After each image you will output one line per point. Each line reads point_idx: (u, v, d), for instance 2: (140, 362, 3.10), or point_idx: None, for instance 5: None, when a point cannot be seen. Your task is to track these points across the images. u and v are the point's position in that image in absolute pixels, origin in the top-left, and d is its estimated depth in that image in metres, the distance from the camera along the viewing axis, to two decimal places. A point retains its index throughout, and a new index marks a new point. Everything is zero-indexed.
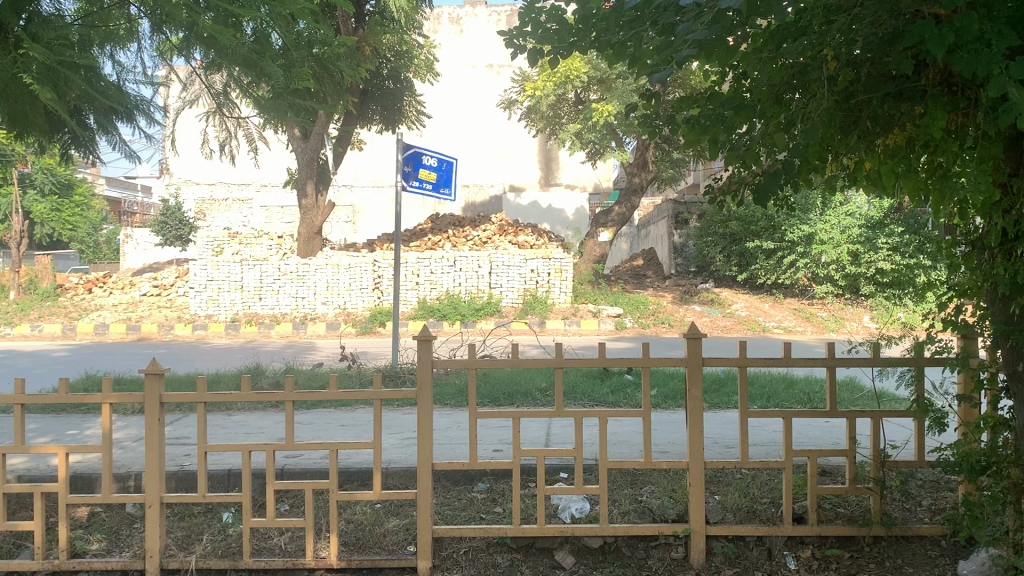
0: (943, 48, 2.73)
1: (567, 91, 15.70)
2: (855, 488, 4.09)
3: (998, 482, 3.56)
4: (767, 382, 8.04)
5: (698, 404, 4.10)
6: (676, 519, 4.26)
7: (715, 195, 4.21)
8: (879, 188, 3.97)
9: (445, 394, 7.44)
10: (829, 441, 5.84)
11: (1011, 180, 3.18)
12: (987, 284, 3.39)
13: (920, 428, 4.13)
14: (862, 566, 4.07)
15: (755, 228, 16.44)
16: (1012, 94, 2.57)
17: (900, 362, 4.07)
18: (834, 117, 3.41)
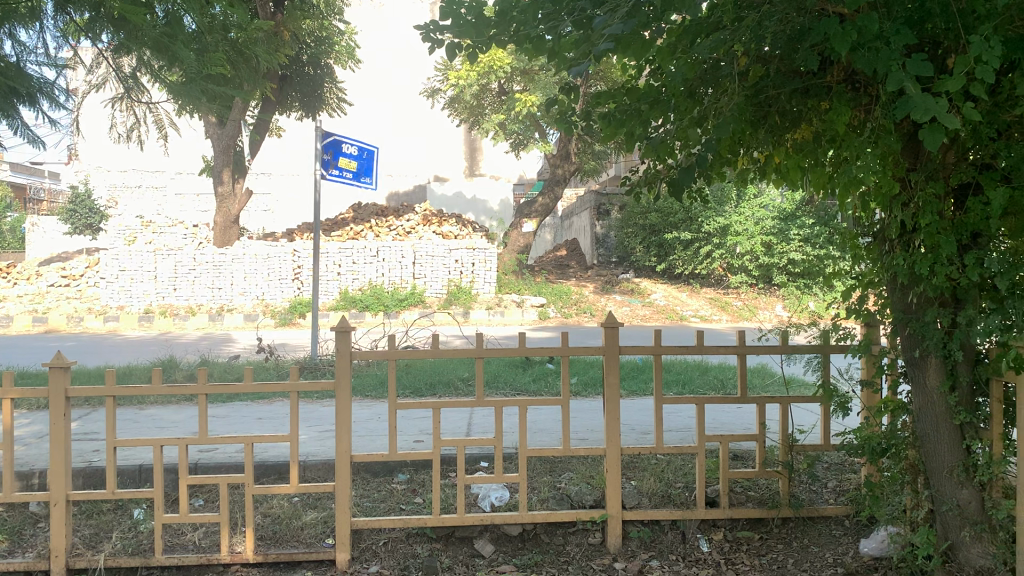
0: (846, 45, 2.81)
1: (490, 81, 15.69)
2: (765, 471, 4.24)
3: (896, 463, 3.75)
4: (682, 369, 8.22)
5: (615, 392, 4.17)
6: (594, 505, 4.33)
7: (630, 186, 4.27)
8: (789, 182, 4.10)
9: (367, 385, 7.38)
10: (740, 426, 6.04)
11: (909, 174, 3.32)
12: (887, 273, 3.54)
13: (825, 413, 4.28)
14: (771, 547, 4.21)
15: (673, 219, 16.80)
16: (908, 89, 2.64)
17: (807, 350, 4.21)
18: (745, 112, 3.52)
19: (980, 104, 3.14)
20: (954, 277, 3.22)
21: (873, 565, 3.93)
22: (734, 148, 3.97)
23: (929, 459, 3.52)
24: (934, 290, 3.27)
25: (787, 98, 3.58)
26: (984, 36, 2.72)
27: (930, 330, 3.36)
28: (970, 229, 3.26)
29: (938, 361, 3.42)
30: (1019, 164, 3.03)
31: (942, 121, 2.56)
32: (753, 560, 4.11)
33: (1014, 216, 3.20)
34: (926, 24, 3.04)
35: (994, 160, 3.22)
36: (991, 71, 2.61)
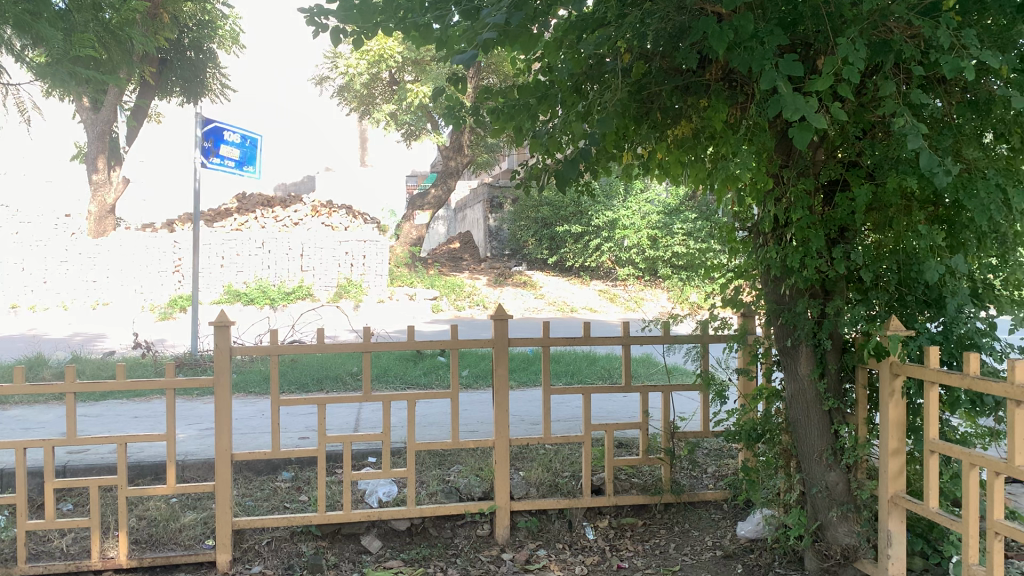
0: (723, 44, 2.86)
1: (381, 70, 15.40)
2: (648, 458, 4.36)
3: (771, 448, 3.92)
4: (571, 361, 8.33)
5: (504, 383, 4.19)
6: (482, 496, 4.33)
7: (519, 179, 4.29)
8: (671, 177, 4.21)
9: (250, 381, 7.18)
10: (625, 414, 6.19)
11: (781, 171, 3.47)
12: (761, 265, 3.68)
13: (704, 401, 4.43)
14: (654, 532, 4.33)
15: (564, 212, 17.05)
16: (780, 87, 2.71)
17: (687, 339, 4.35)
18: (628, 107, 3.61)
19: (847, 104, 3.30)
20: (822, 269, 3.37)
21: (749, 547, 4.08)
22: (619, 144, 4.05)
23: (799, 444, 3.68)
24: (804, 282, 3.42)
25: (668, 94, 3.68)
26: (850, 39, 2.84)
27: (801, 320, 3.51)
28: (836, 224, 3.42)
29: (808, 349, 3.58)
30: (883, 163, 3.20)
31: (812, 121, 2.63)
32: (637, 546, 4.21)
33: (878, 212, 3.37)
34: (798, 26, 3.17)
35: (859, 158, 3.39)
36: (857, 72, 2.71)
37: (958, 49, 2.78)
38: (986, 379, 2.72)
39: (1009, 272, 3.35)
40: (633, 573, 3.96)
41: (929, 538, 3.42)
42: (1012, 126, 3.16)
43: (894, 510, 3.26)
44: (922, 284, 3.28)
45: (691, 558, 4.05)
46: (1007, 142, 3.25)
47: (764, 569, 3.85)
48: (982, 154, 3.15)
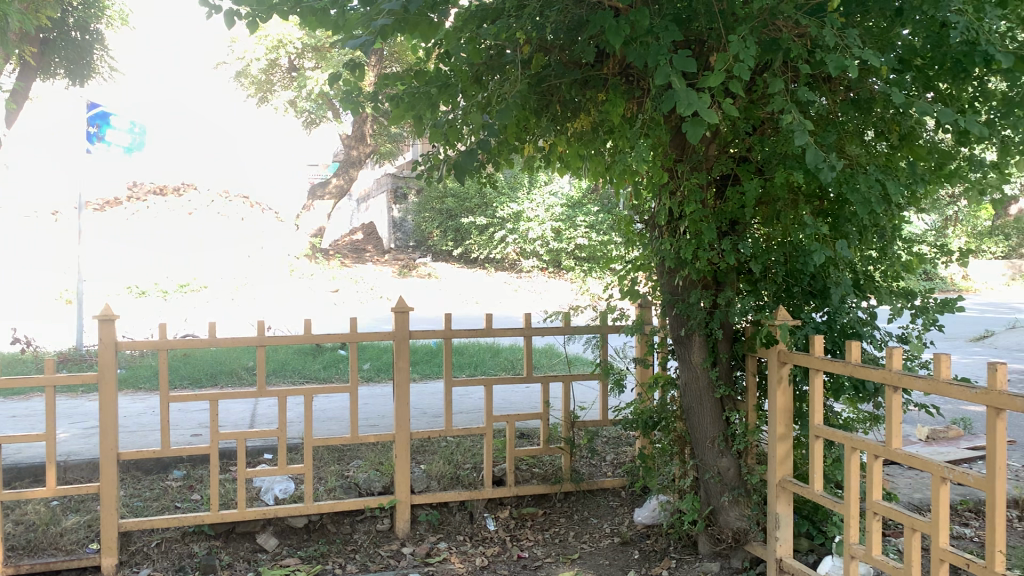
0: (620, 38, 2.85)
1: (280, 57, 14.92)
2: (548, 448, 4.41)
3: (665, 435, 4.01)
4: (474, 352, 8.34)
5: (405, 376, 4.15)
6: (382, 491, 4.28)
7: (420, 169, 4.25)
8: (572, 169, 4.25)
9: (139, 377, 6.91)
10: (527, 405, 6.24)
11: (677, 165, 3.56)
12: (657, 257, 3.76)
13: (604, 390, 4.50)
14: (554, 521, 4.38)
15: (469, 204, 17.03)
16: (674, 82, 2.73)
17: (587, 330, 4.40)
18: (527, 99, 3.62)
19: (738, 101, 3.40)
20: (714, 261, 3.46)
21: (646, 532, 4.16)
22: (520, 136, 4.06)
23: (693, 431, 3.78)
24: (698, 274, 3.50)
25: (567, 88, 3.71)
26: (741, 37, 2.90)
27: (695, 310, 3.60)
28: (728, 218, 3.53)
29: (701, 338, 3.68)
30: (771, 158, 3.31)
31: (705, 116, 2.65)
32: (536, 535, 4.24)
33: (767, 205, 3.49)
34: (692, 23, 3.23)
35: (749, 153, 3.49)
36: (746, 69, 2.77)
37: (843, 49, 2.88)
38: (866, 366, 2.83)
39: (887, 265, 3.53)
40: (534, 563, 3.99)
41: (814, 520, 3.56)
42: (890, 124, 3.33)
43: (782, 495, 3.37)
44: (808, 275, 3.42)
45: (590, 546, 4.11)
46: (886, 139, 3.42)
47: (660, 554, 3.94)
48: (863, 151, 3.30)
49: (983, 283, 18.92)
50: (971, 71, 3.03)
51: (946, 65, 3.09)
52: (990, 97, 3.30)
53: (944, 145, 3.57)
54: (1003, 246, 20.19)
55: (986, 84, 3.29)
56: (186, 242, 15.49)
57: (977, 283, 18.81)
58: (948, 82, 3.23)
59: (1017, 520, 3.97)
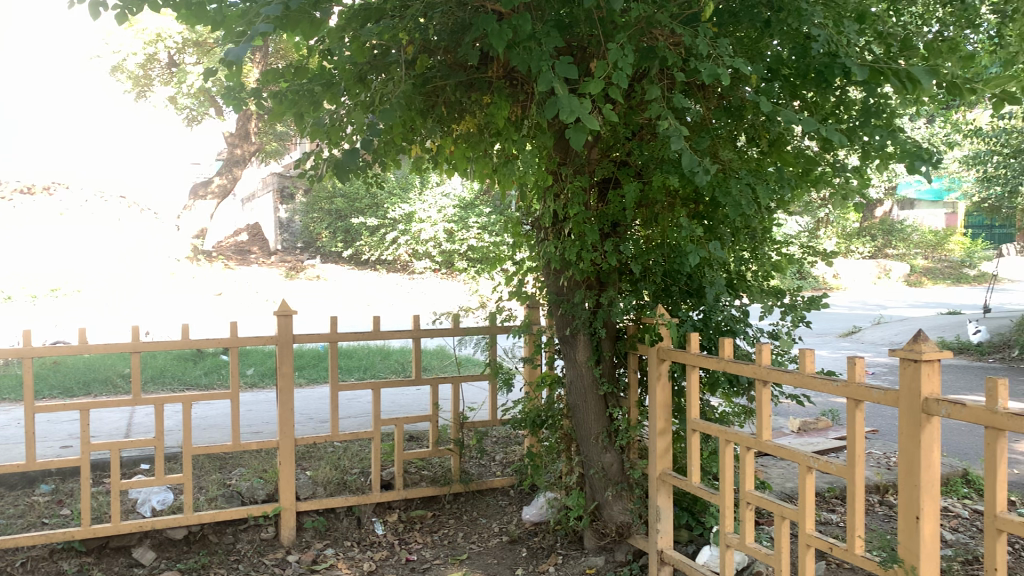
0: (503, 42, 2.86)
1: (157, 51, 14.26)
2: (437, 450, 4.41)
3: (552, 433, 4.07)
4: (364, 355, 8.26)
5: (289, 381, 4.08)
6: (267, 499, 4.18)
7: (304, 169, 4.18)
8: (460, 171, 4.26)
9: (3, 387, 6.51)
10: (416, 407, 6.23)
11: (560, 168, 3.63)
12: (542, 258, 3.81)
13: (493, 391, 4.54)
14: (443, 522, 4.38)
15: (359, 205, 16.76)
16: (557, 89, 2.74)
17: (476, 331, 4.42)
18: (412, 100, 3.60)
19: (618, 106, 3.50)
20: (596, 262, 3.54)
21: (534, 530, 4.20)
22: (407, 136, 4.03)
23: (578, 428, 3.85)
24: (582, 274, 3.57)
25: (453, 90, 3.73)
26: (620, 44, 2.97)
27: (579, 310, 3.67)
28: (610, 219, 3.62)
29: (585, 337, 3.76)
30: (650, 162, 3.42)
31: (586, 122, 2.67)
32: (425, 538, 4.23)
33: (647, 208, 3.60)
34: (574, 29, 3.29)
35: (628, 158, 3.59)
36: (625, 77, 2.84)
37: (715, 58, 2.99)
38: (738, 362, 2.95)
39: (759, 265, 3.69)
40: (423, 565, 3.98)
41: (693, 511, 3.70)
42: (760, 130, 3.49)
43: (662, 487, 3.47)
44: (685, 275, 3.56)
45: (479, 545, 4.13)
46: (756, 145, 3.58)
47: (548, 551, 3.99)
48: (735, 157, 3.44)
49: (852, 281, 19.96)
50: (831, 82, 3.19)
51: (810, 75, 3.25)
52: (851, 106, 3.50)
53: (811, 151, 3.76)
54: (870, 245, 21.37)
55: (846, 93, 3.48)
56: (57, 244, 14.69)
57: (848, 282, 19.84)
58: (812, 91, 3.41)
59: (878, 504, 4.22)
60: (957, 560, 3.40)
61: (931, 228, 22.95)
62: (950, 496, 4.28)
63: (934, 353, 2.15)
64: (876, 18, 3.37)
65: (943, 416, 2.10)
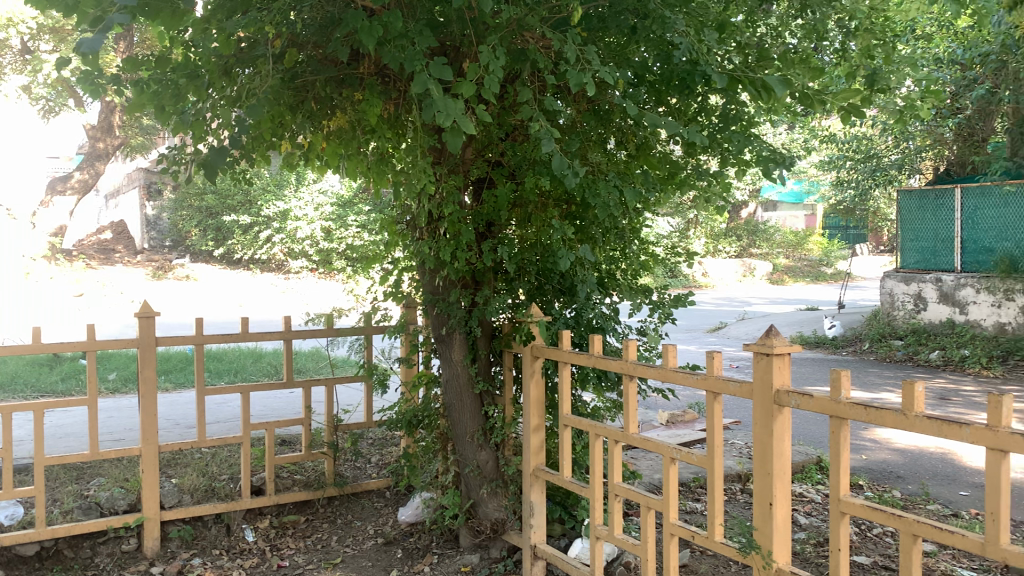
0: (374, 39, 2.81)
1: (9, 37, 13.33)
2: (311, 453, 4.34)
3: (429, 433, 4.06)
4: (234, 358, 8.00)
5: (151, 386, 3.90)
6: (128, 509, 3.99)
7: (168, 163, 4.00)
8: (332, 168, 4.19)
9: None
10: (289, 411, 6.09)
11: (434, 167, 3.62)
12: (417, 258, 3.78)
13: (367, 393, 4.48)
14: (316, 527, 4.30)
15: (231, 202, 16.21)
16: (431, 89, 2.70)
17: (349, 331, 4.35)
18: (281, 95, 3.51)
19: (491, 107, 3.54)
20: (471, 262, 3.55)
21: (410, 530, 4.18)
22: (276, 132, 3.92)
23: (453, 427, 3.86)
24: (456, 274, 3.58)
25: (322, 85, 3.66)
26: (492, 46, 2.97)
27: (455, 309, 3.68)
28: (484, 219, 3.63)
29: (460, 337, 3.77)
30: (523, 163, 3.47)
31: (460, 124, 2.64)
32: (297, 543, 4.14)
33: (521, 208, 3.64)
34: (446, 28, 3.28)
35: (501, 159, 3.63)
36: (496, 79, 2.84)
37: (583, 63, 3.05)
38: (607, 358, 3.03)
39: (628, 264, 3.79)
40: (294, 570, 3.89)
41: (566, 505, 3.77)
42: (627, 134, 3.61)
43: (535, 483, 3.52)
44: (558, 274, 3.64)
45: (353, 549, 4.08)
46: (625, 148, 3.69)
47: (423, 551, 3.98)
48: (604, 158, 3.53)
49: (720, 279, 20.74)
50: (694, 88, 3.32)
51: (673, 81, 3.38)
52: (711, 113, 3.67)
53: (676, 155, 3.92)
54: (735, 244, 22.33)
55: (707, 101, 3.64)
56: None
57: (716, 280, 20.62)
58: (676, 98, 3.55)
59: (740, 492, 4.43)
60: (809, 543, 3.61)
61: (792, 229, 24.13)
62: (805, 482, 4.53)
63: (784, 347, 2.28)
64: (734, 29, 3.54)
65: (792, 407, 2.22)
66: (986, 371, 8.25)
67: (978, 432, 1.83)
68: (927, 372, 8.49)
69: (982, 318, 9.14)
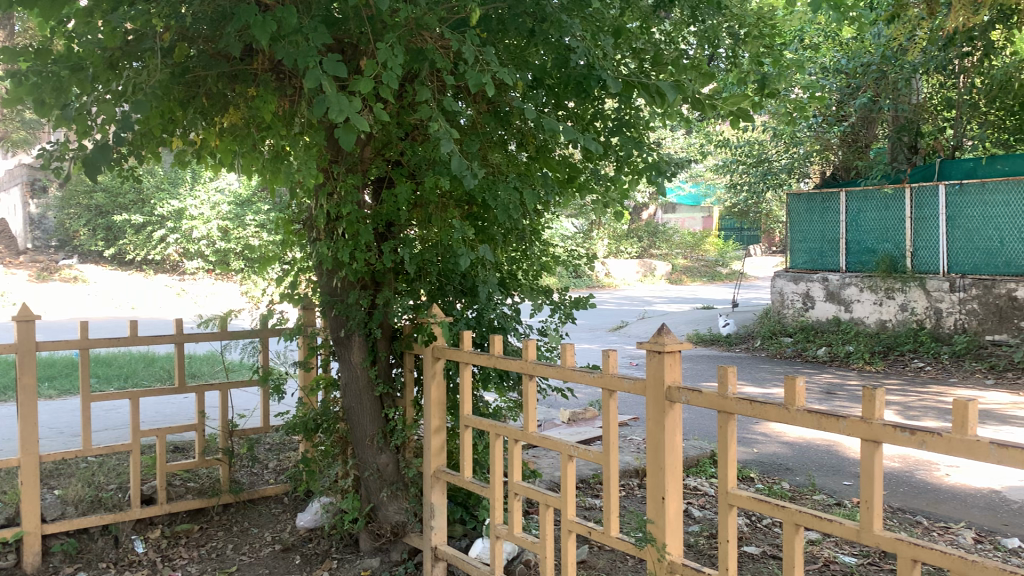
0: (267, 35, 2.74)
1: None
2: (204, 460, 4.21)
3: (328, 437, 4.00)
4: (123, 363, 7.70)
5: (31, 394, 3.70)
6: (5, 524, 3.78)
7: (49, 160, 3.81)
8: (226, 166, 4.08)
9: None
10: (182, 417, 5.91)
11: (331, 166, 3.57)
12: (314, 259, 3.71)
13: (263, 398, 4.37)
14: (211, 535, 4.18)
15: (122, 200, 15.57)
16: (325, 86, 2.65)
17: (244, 334, 4.25)
18: (170, 90, 3.39)
19: (389, 107, 3.51)
20: (370, 262, 3.51)
21: (308, 536, 4.10)
22: (167, 128, 3.79)
23: (352, 431, 3.81)
24: (355, 275, 3.53)
25: (214, 81, 3.56)
26: (389, 44, 2.94)
27: (353, 311, 3.64)
28: (384, 219, 3.60)
29: (360, 339, 3.73)
30: (422, 163, 3.47)
31: (355, 122, 2.59)
32: (191, 553, 4.00)
33: (421, 209, 3.64)
34: (342, 26, 3.24)
35: (400, 158, 3.61)
36: (394, 78, 2.81)
37: (482, 64, 3.06)
38: (506, 358, 3.05)
39: (528, 264, 3.83)
40: None
41: (467, 506, 3.78)
42: (527, 136, 3.65)
43: (436, 484, 3.50)
44: (458, 275, 3.65)
45: (249, 557, 3.97)
46: (525, 150, 3.73)
47: (322, 557, 3.92)
48: (504, 159, 3.56)
49: (622, 279, 21.18)
50: (590, 92, 3.39)
51: (570, 85, 3.43)
52: (607, 117, 3.75)
53: (575, 158, 3.99)
54: (636, 246, 22.81)
55: (604, 105, 3.72)
56: None
57: (618, 280, 21.05)
58: (573, 102, 3.60)
59: (637, 488, 4.52)
60: (703, 535, 3.74)
61: (690, 230, 24.85)
62: (700, 476, 4.67)
63: (675, 346, 2.34)
64: (629, 36, 3.64)
65: (683, 402, 2.29)
66: (869, 366, 8.68)
67: (853, 425, 1.93)
68: (814, 367, 8.87)
69: (865, 316, 9.61)
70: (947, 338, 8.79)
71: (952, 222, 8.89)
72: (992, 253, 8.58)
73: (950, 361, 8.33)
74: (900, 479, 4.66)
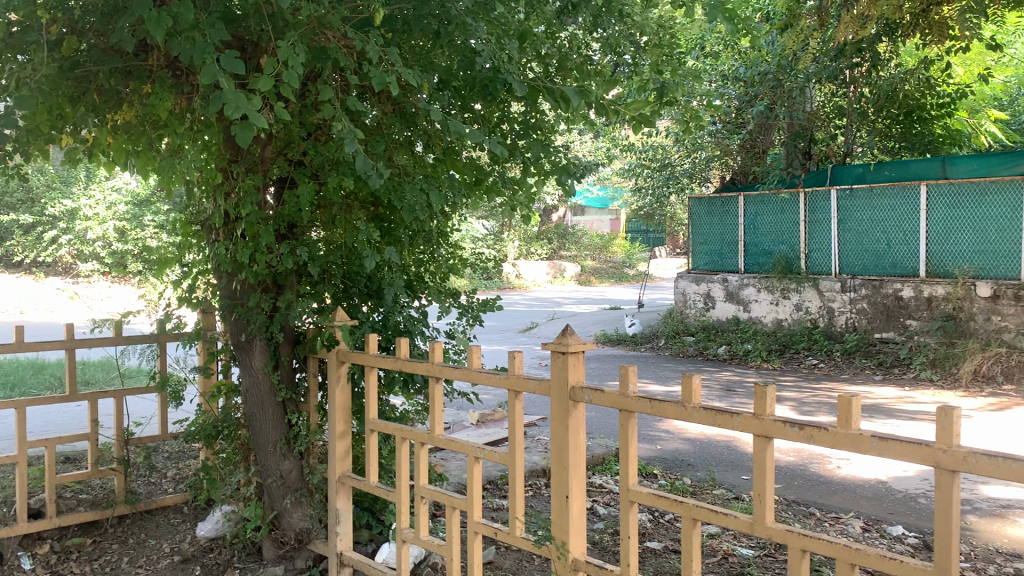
0: (162, 30, 2.64)
1: None
2: (97, 471, 4.05)
3: (229, 443, 3.89)
4: (11, 370, 7.34)
5: None
6: None
7: None
8: (120, 164, 3.92)
9: None
10: (75, 426, 5.67)
11: (230, 168, 3.48)
12: (213, 261, 3.61)
13: (160, 405, 4.21)
14: (105, 548, 4.01)
15: (9, 199, 14.84)
16: (222, 83, 2.57)
17: (140, 340, 4.09)
18: (57, 85, 3.23)
19: (291, 106, 3.45)
20: (272, 264, 3.43)
21: (209, 546, 3.99)
22: (55, 124, 3.61)
23: (255, 437, 3.72)
24: (256, 277, 3.45)
25: (106, 76, 3.41)
26: (291, 43, 2.87)
27: (254, 314, 3.55)
28: (286, 220, 3.52)
29: (262, 343, 3.65)
30: (326, 163, 3.41)
31: (253, 120, 2.52)
32: (83, 567, 3.83)
33: (325, 210, 3.58)
34: (241, 22, 3.16)
35: (303, 158, 3.55)
36: (296, 76, 2.75)
37: (385, 65, 3.03)
38: (412, 360, 3.03)
39: (435, 266, 3.81)
40: None
41: (373, 510, 3.74)
42: (433, 138, 3.64)
43: (342, 489, 3.45)
44: (363, 277, 3.61)
45: (145, 569, 3.83)
46: (431, 151, 3.72)
47: (223, 566, 3.81)
48: (409, 160, 3.54)
49: (532, 280, 21.36)
50: (495, 94, 3.40)
51: (475, 87, 3.44)
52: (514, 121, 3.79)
53: (482, 162, 4.00)
54: (547, 247, 23.04)
55: (510, 108, 3.75)
56: None
57: (528, 281, 21.22)
58: (479, 104, 3.61)
59: (544, 487, 4.57)
60: (607, 532, 3.81)
61: (599, 232, 25.24)
62: (605, 474, 4.75)
63: (579, 346, 2.37)
64: (534, 40, 3.68)
65: (586, 402, 2.32)
66: (766, 363, 9.00)
67: (747, 421, 1.99)
68: (716, 365, 9.14)
69: (763, 315, 9.95)
70: (839, 336, 9.17)
71: (843, 225, 9.33)
72: (880, 254, 9.00)
73: (842, 358, 8.72)
74: (795, 473, 4.85)
